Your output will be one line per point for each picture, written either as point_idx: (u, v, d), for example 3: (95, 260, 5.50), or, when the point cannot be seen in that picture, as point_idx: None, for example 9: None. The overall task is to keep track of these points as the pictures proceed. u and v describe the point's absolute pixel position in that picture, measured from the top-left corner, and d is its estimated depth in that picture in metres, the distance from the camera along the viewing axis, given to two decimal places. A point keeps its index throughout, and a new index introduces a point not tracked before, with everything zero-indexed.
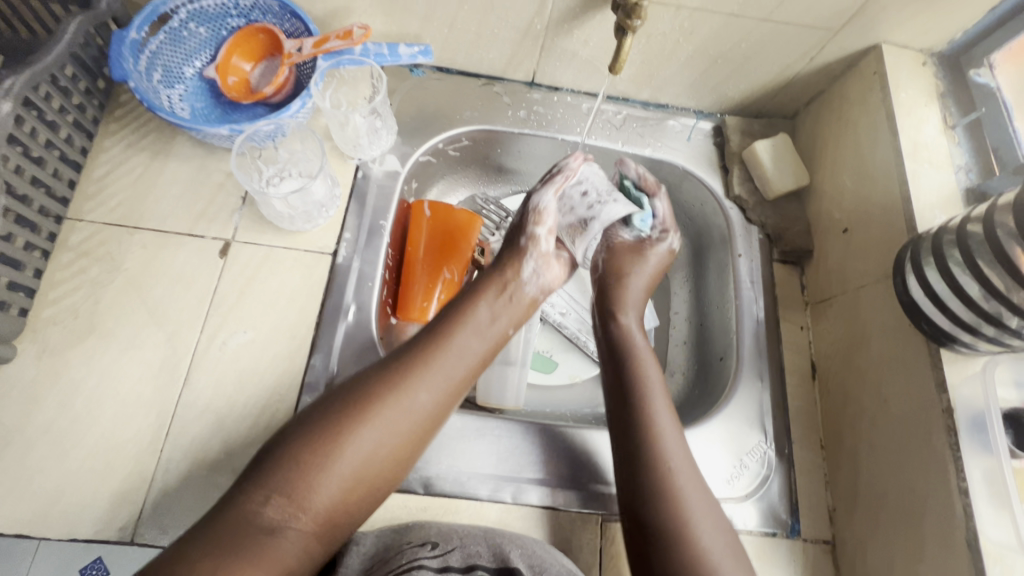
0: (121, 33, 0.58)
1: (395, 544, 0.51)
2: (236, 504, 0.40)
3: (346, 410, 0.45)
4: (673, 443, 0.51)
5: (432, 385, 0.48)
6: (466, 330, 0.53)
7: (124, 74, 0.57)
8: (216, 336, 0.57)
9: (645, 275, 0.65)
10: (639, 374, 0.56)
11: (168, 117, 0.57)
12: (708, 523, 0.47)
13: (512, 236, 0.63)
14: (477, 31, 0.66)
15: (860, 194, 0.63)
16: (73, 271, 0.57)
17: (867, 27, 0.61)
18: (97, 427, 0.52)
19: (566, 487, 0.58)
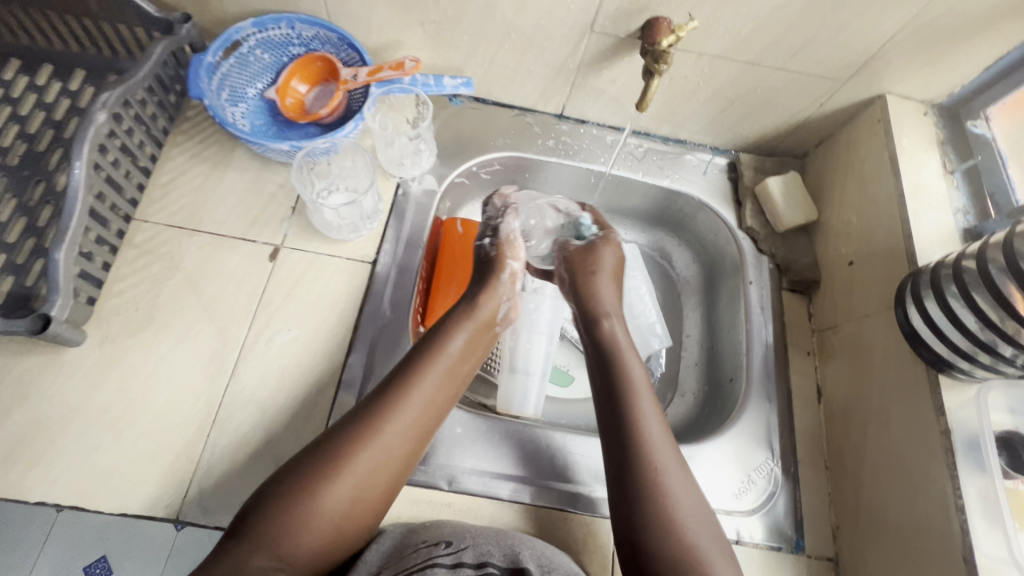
0: (200, 56, 0.65)
1: (410, 542, 0.53)
2: (230, 551, 0.44)
3: (320, 463, 0.48)
4: (657, 435, 0.54)
5: (399, 433, 0.51)
6: (431, 375, 0.54)
7: (200, 93, 0.65)
8: (262, 332, 0.62)
9: (611, 274, 0.67)
10: (624, 380, 0.58)
11: (235, 132, 0.64)
12: (695, 516, 0.50)
13: (482, 272, 0.65)
14: (514, 67, 0.72)
15: (865, 230, 0.67)
16: (137, 266, 0.62)
17: (873, 78, 0.67)
18: (151, 410, 0.57)
19: (570, 489, 0.62)
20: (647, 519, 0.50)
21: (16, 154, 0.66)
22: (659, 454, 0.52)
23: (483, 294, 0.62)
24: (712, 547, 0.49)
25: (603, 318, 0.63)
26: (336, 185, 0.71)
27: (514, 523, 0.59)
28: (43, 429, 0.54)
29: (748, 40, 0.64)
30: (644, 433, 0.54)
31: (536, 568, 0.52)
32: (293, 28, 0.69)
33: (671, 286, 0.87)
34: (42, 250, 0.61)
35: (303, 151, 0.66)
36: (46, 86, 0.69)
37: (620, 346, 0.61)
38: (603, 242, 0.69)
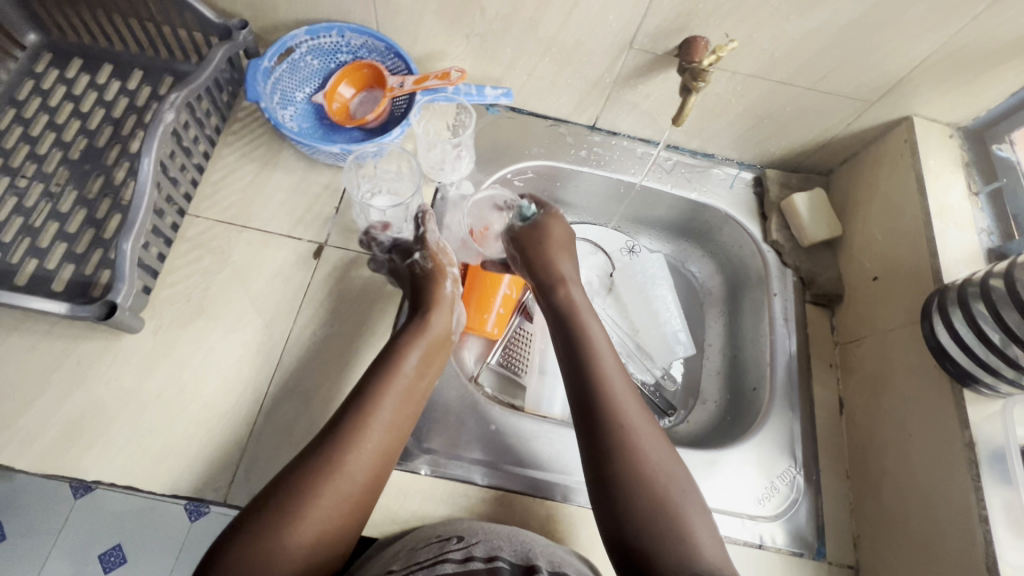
0: (257, 61, 0.68)
1: (423, 540, 0.53)
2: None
3: (287, 500, 0.48)
4: (619, 392, 0.57)
5: (360, 459, 0.51)
6: (390, 398, 0.55)
7: (257, 96, 0.68)
8: (306, 326, 0.64)
9: (567, 249, 0.69)
10: (584, 349, 0.60)
11: (290, 134, 0.67)
12: (664, 467, 0.53)
13: (418, 285, 0.64)
14: (552, 80, 0.75)
15: (890, 247, 0.69)
16: (189, 259, 0.65)
17: (901, 100, 0.69)
18: (201, 396, 0.59)
19: (535, 476, 0.64)
20: (619, 476, 0.52)
21: (77, 148, 0.69)
22: (624, 410, 0.56)
23: (432, 309, 0.62)
24: (683, 496, 0.52)
25: (558, 287, 0.65)
26: (381, 187, 0.74)
27: (544, 519, 0.61)
28: (100, 410, 0.57)
29: (781, 61, 0.66)
30: (608, 392, 0.57)
31: (546, 564, 0.51)
32: (343, 36, 0.73)
33: (695, 296, 0.90)
34: (102, 241, 0.64)
35: (352, 153, 0.69)
36: (105, 84, 0.73)
37: (575, 311, 0.63)
38: (548, 217, 0.71)
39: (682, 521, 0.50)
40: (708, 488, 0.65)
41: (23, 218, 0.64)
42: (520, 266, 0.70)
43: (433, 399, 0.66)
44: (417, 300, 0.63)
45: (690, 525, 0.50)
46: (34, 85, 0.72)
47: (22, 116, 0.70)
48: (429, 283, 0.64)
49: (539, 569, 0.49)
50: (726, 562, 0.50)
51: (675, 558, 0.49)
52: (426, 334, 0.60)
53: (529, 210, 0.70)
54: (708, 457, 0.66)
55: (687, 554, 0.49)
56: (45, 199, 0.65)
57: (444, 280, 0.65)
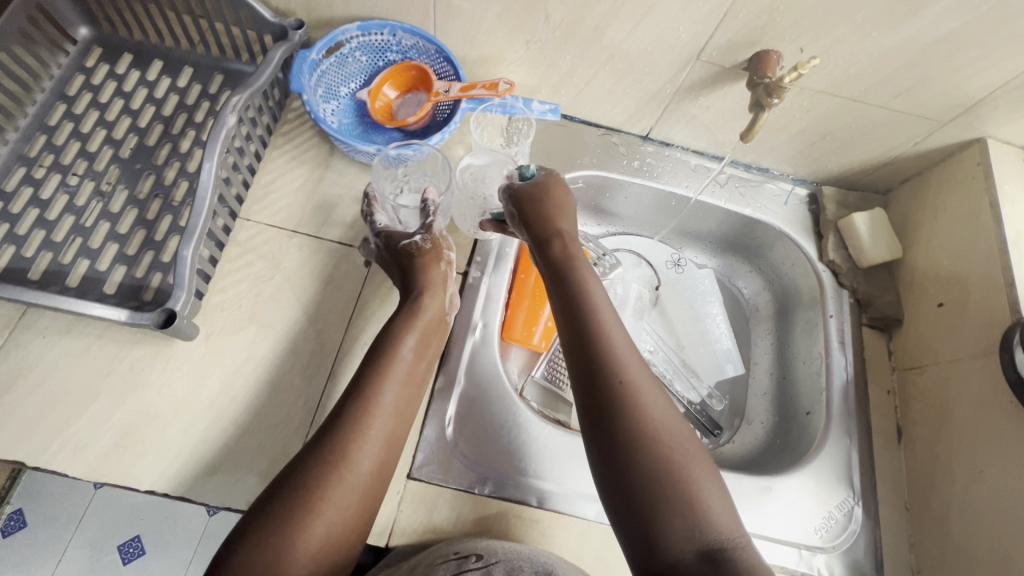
0: (305, 53, 0.66)
1: (440, 556, 0.51)
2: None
3: (297, 493, 0.46)
4: (620, 349, 0.51)
5: (367, 445, 0.49)
6: (391, 383, 0.53)
7: (300, 87, 0.66)
8: (358, 337, 0.63)
9: (567, 204, 0.62)
10: (585, 311, 0.54)
11: (327, 128, 0.65)
12: (670, 429, 0.47)
13: (414, 275, 0.60)
14: (610, 89, 0.73)
15: (958, 273, 0.67)
16: (241, 264, 0.64)
17: (975, 122, 0.67)
18: (254, 406, 0.58)
19: (566, 492, 0.61)
20: (622, 435, 0.46)
21: (128, 146, 0.67)
22: (625, 368, 0.50)
23: (428, 291, 0.60)
24: (692, 459, 0.46)
25: (555, 241, 0.58)
26: (411, 186, 0.72)
27: (600, 544, 0.59)
28: (153, 418, 0.56)
29: (855, 78, 0.64)
30: (608, 349, 0.51)
31: None
32: (394, 35, 0.71)
33: (741, 312, 0.88)
34: (153, 243, 0.63)
35: (382, 151, 0.66)
36: (156, 81, 0.72)
37: (577, 271, 0.57)
38: (549, 178, 0.63)
39: (692, 485, 0.44)
40: (766, 515, 0.63)
41: (74, 218, 0.63)
42: (514, 221, 0.62)
43: (472, 409, 0.64)
44: (413, 282, 0.60)
45: (700, 490, 0.44)
46: (84, 80, 0.71)
47: (73, 112, 0.69)
48: (423, 259, 0.61)
49: None
50: (744, 535, 0.44)
51: (684, 524, 0.43)
52: (419, 313, 0.58)
53: (531, 170, 0.63)
54: (764, 484, 0.64)
55: (698, 521, 0.43)
56: (96, 199, 0.64)
57: (436, 262, 0.62)
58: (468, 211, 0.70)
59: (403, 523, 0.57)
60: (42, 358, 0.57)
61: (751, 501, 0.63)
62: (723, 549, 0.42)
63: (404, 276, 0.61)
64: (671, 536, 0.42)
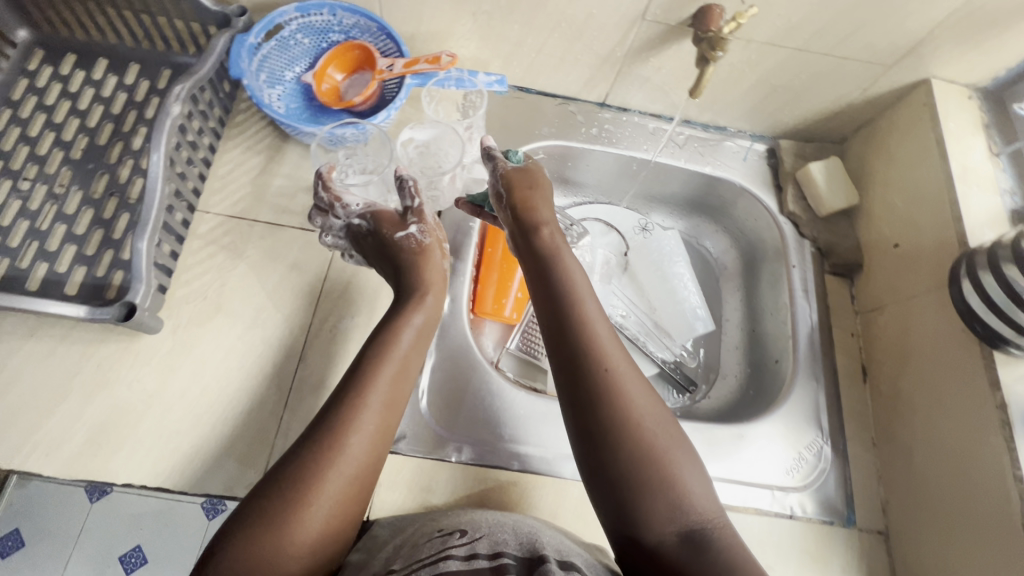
0: (242, 37, 0.65)
1: (425, 535, 0.51)
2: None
3: (287, 492, 0.45)
4: (601, 336, 0.52)
5: (359, 442, 0.49)
6: (382, 379, 0.52)
7: (240, 73, 0.65)
8: (326, 320, 0.63)
9: (546, 192, 0.63)
10: (568, 299, 0.54)
11: (272, 113, 0.65)
12: (651, 415, 0.48)
13: (411, 267, 0.61)
14: (561, 56, 0.73)
15: (911, 213, 0.68)
16: (204, 256, 0.64)
17: (918, 63, 0.68)
18: (227, 392, 0.59)
19: (542, 455, 0.63)
20: (606, 423, 0.47)
21: (78, 147, 0.67)
22: (608, 355, 0.50)
23: (430, 285, 0.60)
24: (674, 444, 0.47)
25: (540, 228, 0.59)
26: (355, 168, 0.69)
27: (579, 502, 0.60)
28: (125, 413, 0.56)
29: (798, 26, 0.65)
30: (591, 336, 0.51)
31: (553, 554, 0.48)
32: (335, 15, 0.70)
33: (710, 272, 0.89)
34: (112, 242, 0.62)
35: (324, 131, 0.65)
36: (101, 80, 0.71)
37: (558, 257, 0.57)
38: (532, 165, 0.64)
39: (673, 469, 0.46)
40: (739, 461, 0.65)
41: (28, 222, 0.62)
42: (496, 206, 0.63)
43: (448, 384, 0.65)
44: (412, 278, 0.60)
45: (681, 475, 0.46)
46: (29, 84, 0.70)
47: (19, 116, 0.68)
48: (413, 253, 0.62)
49: (546, 560, 0.46)
50: (720, 513, 0.46)
51: (665, 507, 0.45)
52: (427, 310, 0.59)
53: (518, 155, 0.63)
54: (736, 432, 0.66)
55: (678, 504, 0.45)
56: (50, 202, 0.64)
57: (432, 259, 0.63)
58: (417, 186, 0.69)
59: (383, 495, 0.58)
60: (8, 362, 0.57)
61: (724, 450, 0.65)
62: (701, 529, 0.44)
63: (399, 267, 0.61)
64: (654, 521, 0.44)
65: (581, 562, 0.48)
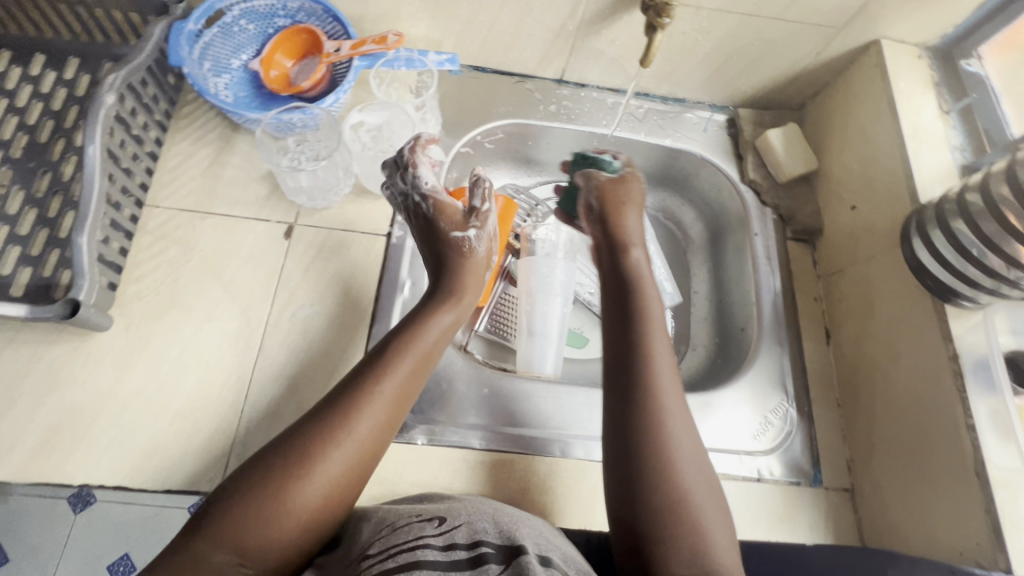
0: (180, 24, 0.64)
1: (401, 518, 0.48)
2: (184, 551, 0.40)
3: (287, 462, 0.45)
4: (663, 369, 0.53)
5: (369, 423, 0.48)
6: (401, 367, 0.52)
7: (180, 61, 0.64)
8: (284, 309, 0.63)
9: (629, 216, 0.66)
10: (639, 331, 0.55)
11: (215, 101, 0.62)
12: (692, 457, 0.48)
13: (454, 262, 0.61)
14: (513, 33, 0.73)
15: (867, 174, 0.69)
16: (154, 251, 0.63)
17: (867, 24, 0.68)
18: (184, 388, 0.58)
19: (514, 433, 0.61)
20: (649, 450, 0.48)
21: (18, 145, 0.65)
22: (666, 389, 0.51)
23: (466, 287, 0.61)
24: (707, 495, 0.47)
25: (628, 249, 0.63)
26: (307, 156, 0.67)
27: (547, 477, 0.60)
28: (79, 414, 0.55)
29: None
30: (654, 367, 0.52)
31: (533, 548, 0.46)
32: None
33: (677, 245, 0.88)
34: (58, 241, 0.61)
35: (268, 118, 0.63)
36: (40, 76, 0.68)
37: (638, 281, 0.60)
38: (628, 178, 0.68)
39: (699, 521, 0.46)
40: (706, 429, 0.65)
41: None
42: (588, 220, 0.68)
43: None
44: (451, 279, 0.60)
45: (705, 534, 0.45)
46: None
47: None
48: (461, 255, 0.62)
49: (526, 551, 0.44)
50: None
51: (687, 550, 0.44)
52: (457, 306, 0.59)
53: (616, 165, 0.67)
54: (702, 400, 0.67)
55: (700, 552, 0.44)
56: None
57: (475, 268, 0.62)
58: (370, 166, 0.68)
59: None
60: None
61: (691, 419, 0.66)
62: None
63: (445, 260, 0.61)
64: (672, 561, 0.44)
65: (558, 558, 0.46)
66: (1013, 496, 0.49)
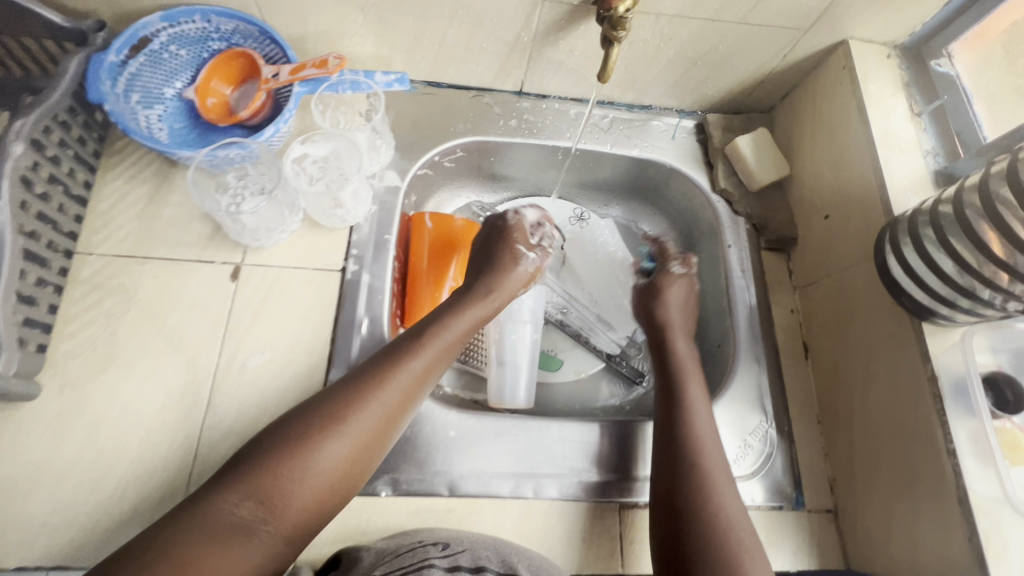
0: (100, 55, 0.58)
1: (403, 546, 0.49)
2: (208, 501, 0.42)
3: (319, 418, 0.47)
4: (704, 437, 0.57)
5: (394, 392, 0.51)
6: (430, 347, 0.54)
7: (100, 97, 0.58)
8: (234, 358, 0.59)
9: (669, 309, 0.70)
10: (685, 411, 0.59)
11: (143, 140, 0.58)
12: (738, 511, 0.51)
13: (504, 260, 0.65)
14: (466, 46, 0.69)
15: (839, 183, 0.66)
16: (87, 304, 0.58)
17: (834, 25, 0.65)
18: (127, 453, 0.54)
19: (534, 475, 0.59)
20: (692, 496, 0.52)
21: None
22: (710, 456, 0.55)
23: (501, 277, 0.64)
24: (747, 543, 0.49)
25: (666, 340, 0.67)
26: (250, 191, 0.62)
27: (520, 521, 0.57)
28: (11, 490, 0.51)
29: None
30: (696, 435, 0.57)
31: None
32: (210, 21, 0.64)
33: None
34: None
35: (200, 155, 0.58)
36: None
37: (681, 364, 0.64)
38: (667, 280, 0.72)
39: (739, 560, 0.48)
40: None
41: None
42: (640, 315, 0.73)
43: None
44: (494, 273, 0.64)
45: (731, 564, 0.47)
46: None
47: None
48: (514, 264, 0.66)
49: None
50: None
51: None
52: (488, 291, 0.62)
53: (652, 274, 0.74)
54: None
55: None
56: None
57: (516, 275, 0.65)
58: (317, 198, 0.63)
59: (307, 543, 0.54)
60: None
61: None
62: None
63: (499, 258, 0.66)
64: None
65: None
66: (997, 526, 0.48)
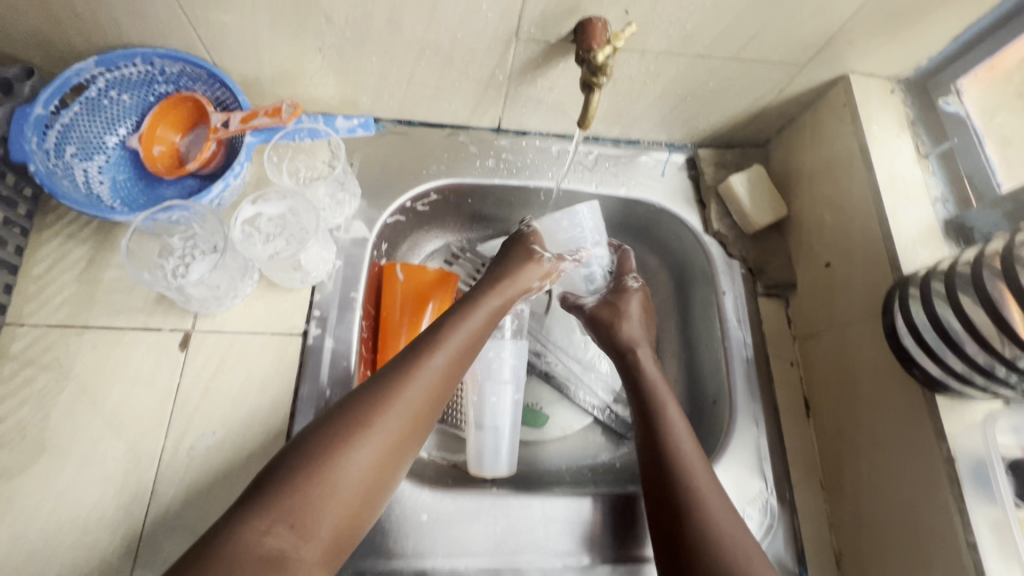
0: (26, 108, 0.53)
1: None
2: (235, 532, 0.37)
3: (342, 430, 0.43)
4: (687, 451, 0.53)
5: (418, 391, 0.47)
6: (450, 343, 0.51)
7: (24, 156, 0.53)
8: (182, 439, 0.53)
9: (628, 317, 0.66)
10: (664, 424, 0.55)
11: (71, 203, 0.52)
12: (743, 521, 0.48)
13: (524, 255, 0.63)
14: (437, 86, 0.63)
15: (841, 230, 0.61)
16: (16, 384, 0.53)
17: (834, 59, 0.60)
18: (58, 555, 0.48)
19: (514, 562, 0.54)
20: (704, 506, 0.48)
21: None
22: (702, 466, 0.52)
23: (519, 270, 0.61)
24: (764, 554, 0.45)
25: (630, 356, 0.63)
26: (197, 253, 0.58)
27: None
28: None
29: (693, 33, 0.56)
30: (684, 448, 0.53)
31: None
32: (153, 64, 0.57)
33: None
34: None
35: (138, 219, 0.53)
36: None
37: (648, 382, 0.60)
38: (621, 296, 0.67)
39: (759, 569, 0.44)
40: None
41: None
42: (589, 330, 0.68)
43: None
44: (514, 267, 0.62)
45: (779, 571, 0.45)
46: None
47: None
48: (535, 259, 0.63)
49: None
50: None
51: None
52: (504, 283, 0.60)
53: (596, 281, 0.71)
54: None
55: None
56: None
57: (536, 268, 0.63)
58: (272, 262, 0.57)
59: None
60: None
61: None
62: None
63: (517, 254, 0.63)
64: None
65: None
66: None
